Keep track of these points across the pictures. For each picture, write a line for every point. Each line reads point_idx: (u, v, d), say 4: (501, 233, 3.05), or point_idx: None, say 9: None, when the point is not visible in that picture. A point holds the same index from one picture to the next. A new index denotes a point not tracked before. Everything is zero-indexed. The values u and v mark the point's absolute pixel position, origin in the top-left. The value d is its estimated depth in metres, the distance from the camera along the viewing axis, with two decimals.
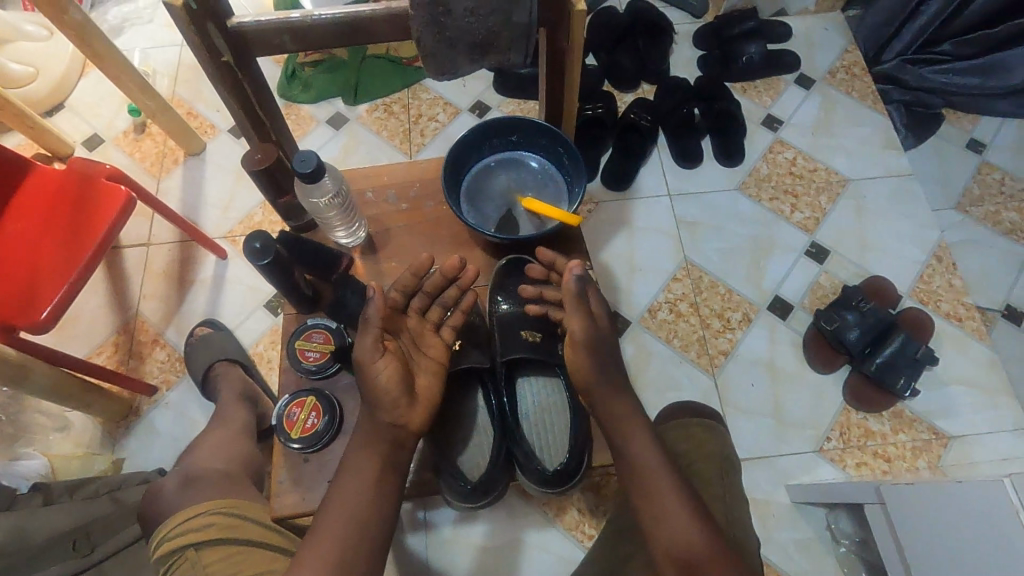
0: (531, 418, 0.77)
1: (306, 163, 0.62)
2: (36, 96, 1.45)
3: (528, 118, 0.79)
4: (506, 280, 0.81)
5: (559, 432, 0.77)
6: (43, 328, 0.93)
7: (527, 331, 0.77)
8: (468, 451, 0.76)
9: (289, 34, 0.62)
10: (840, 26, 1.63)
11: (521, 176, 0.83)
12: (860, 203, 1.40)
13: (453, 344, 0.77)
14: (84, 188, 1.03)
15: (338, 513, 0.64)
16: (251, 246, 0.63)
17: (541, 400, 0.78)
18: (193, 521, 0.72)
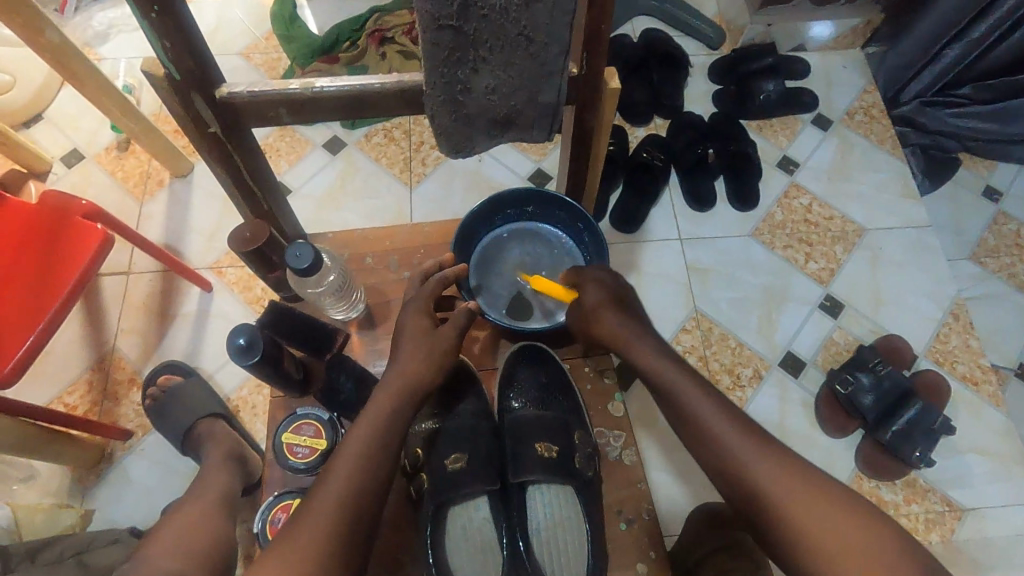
0: (541, 536, 0.68)
1: (301, 257, 0.56)
2: (11, 108, 1.36)
3: (546, 193, 0.80)
4: (514, 374, 0.80)
5: (572, 557, 0.68)
6: (6, 383, 0.86)
7: (540, 444, 0.71)
8: (468, 570, 0.66)
9: (286, 105, 0.55)
10: (859, 64, 1.58)
11: (536, 251, 0.84)
12: (876, 255, 1.35)
13: (454, 459, 0.70)
14: (57, 226, 0.95)
15: (297, 547, 0.55)
16: (234, 346, 0.57)
17: (554, 514, 0.69)
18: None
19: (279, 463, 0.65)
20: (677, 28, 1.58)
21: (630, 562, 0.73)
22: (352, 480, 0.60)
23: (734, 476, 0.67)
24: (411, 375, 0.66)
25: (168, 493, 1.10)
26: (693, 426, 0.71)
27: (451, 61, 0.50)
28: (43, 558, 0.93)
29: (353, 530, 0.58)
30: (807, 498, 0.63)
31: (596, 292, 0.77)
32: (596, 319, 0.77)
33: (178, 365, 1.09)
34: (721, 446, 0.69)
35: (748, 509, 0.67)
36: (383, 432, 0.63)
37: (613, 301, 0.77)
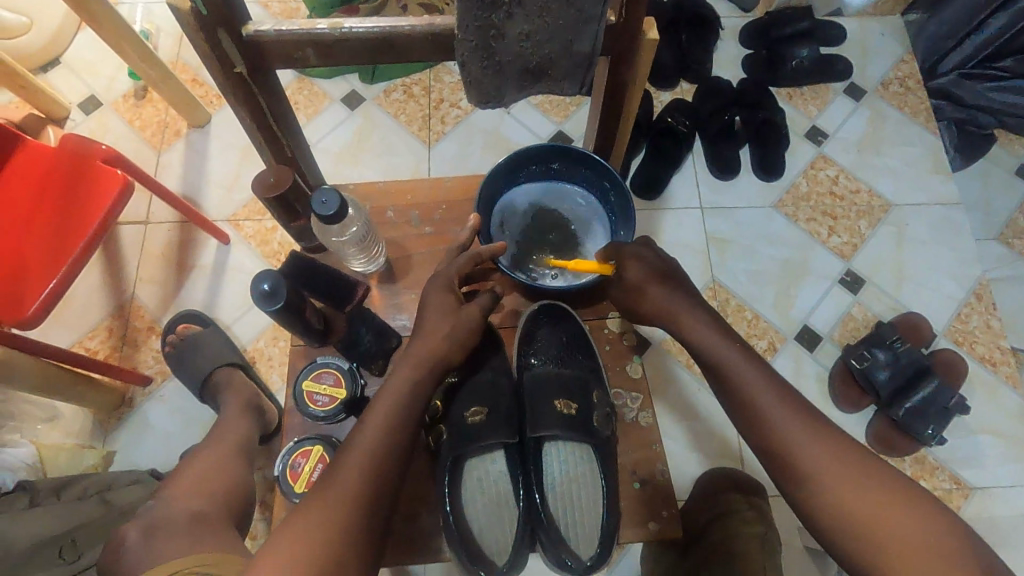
0: (556, 490, 0.70)
1: (327, 204, 0.55)
2: (28, 51, 1.34)
3: (574, 151, 0.79)
4: (534, 333, 0.79)
5: (588, 514, 0.69)
6: (30, 325, 0.87)
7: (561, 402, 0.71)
8: (486, 522, 0.68)
9: (313, 47, 0.53)
10: (898, 32, 1.51)
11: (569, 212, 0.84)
12: (900, 231, 1.33)
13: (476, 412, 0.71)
14: (77, 171, 0.95)
15: (318, 510, 0.56)
16: (260, 291, 0.56)
17: (569, 470, 0.70)
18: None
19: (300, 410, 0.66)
20: None
21: (643, 521, 0.74)
22: (373, 451, 0.60)
23: (774, 447, 0.67)
24: (434, 350, 0.66)
25: (186, 438, 1.13)
26: (739, 396, 0.71)
27: (484, 5, 0.48)
28: (68, 494, 0.96)
29: (372, 499, 0.58)
30: (851, 479, 0.62)
31: (645, 266, 0.77)
32: (641, 291, 0.77)
33: (197, 316, 1.11)
34: (763, 418, 0.68)
35: (789, 485, 0.66)
36: (405, 408, 0.63)
37: (654, 272, 0.77)
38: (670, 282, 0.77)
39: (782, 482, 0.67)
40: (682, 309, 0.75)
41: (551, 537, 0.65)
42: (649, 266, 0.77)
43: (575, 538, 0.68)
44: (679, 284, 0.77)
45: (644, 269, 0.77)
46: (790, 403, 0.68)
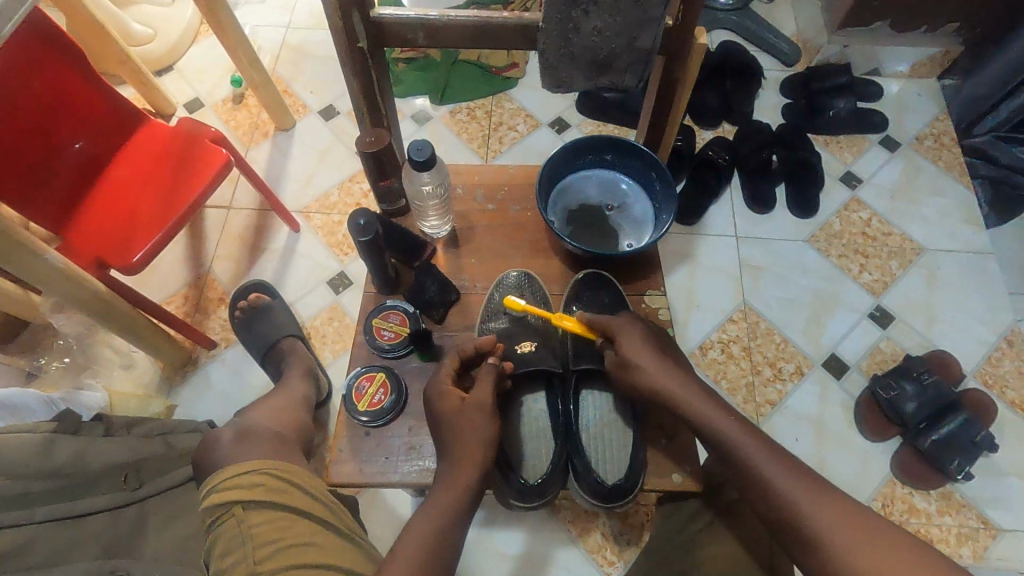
0: (591, 433, 0.77)
1: (421, 152, 0.68)
2: (150, 56, 1.55)
3: (627, 140, 0.85)
4: (581, 290, 0.82)
5: (620, 448, 0.76)
6: (133, 270, 1.00)
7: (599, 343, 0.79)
8: (526, 452, 0.76)
9: (423, 30, 0.66)
10: (934, 93, 1.60)
11: (631, 207, 0.88)
12: (932, 274, 1.37)
13: (525, 345, 0.77)
14: (189, 147, 1.10)
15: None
16: (355, 222, 0.70)
17: (602, 414, 0.78)
18: (245, 478, 0.71)
19: (369, 340, 0.78)
20: (755, 44, 1.65)
21: (667, 472, 0.78)
22: (440, 509, 0.64)
23: (790, 525, 0.64)
24: (467, 437, 0.68)
25: (241, 399, 1.23)
26: (754, 483, 0.67)
27: (567, 1, 0.59)
28: (137, 430, 1.06)
29: (448, 549, 0.62)
30: (874, 557, 0.58)
31: (633, 339, 0.75)
32: (631, 366, 0.74)
33: (264, 286, 1.20)
34: (780, 498, 0.65)
35: (812, 565, 0.62)
36: (460, 480, 0.66)
37: (635, 335, 0.75)
38: (663, 367, 0.74)
39: (803, 560, 0.63)
40: (659, 367, 0.74)
41: (587, 469, 0.72)
42: (631, 330, 0.76)
43: (606, 470, 0.75)
44: (655, 335, 0.78)
45: (633, 338, 0.75)
46: (804, 481, 0.65)
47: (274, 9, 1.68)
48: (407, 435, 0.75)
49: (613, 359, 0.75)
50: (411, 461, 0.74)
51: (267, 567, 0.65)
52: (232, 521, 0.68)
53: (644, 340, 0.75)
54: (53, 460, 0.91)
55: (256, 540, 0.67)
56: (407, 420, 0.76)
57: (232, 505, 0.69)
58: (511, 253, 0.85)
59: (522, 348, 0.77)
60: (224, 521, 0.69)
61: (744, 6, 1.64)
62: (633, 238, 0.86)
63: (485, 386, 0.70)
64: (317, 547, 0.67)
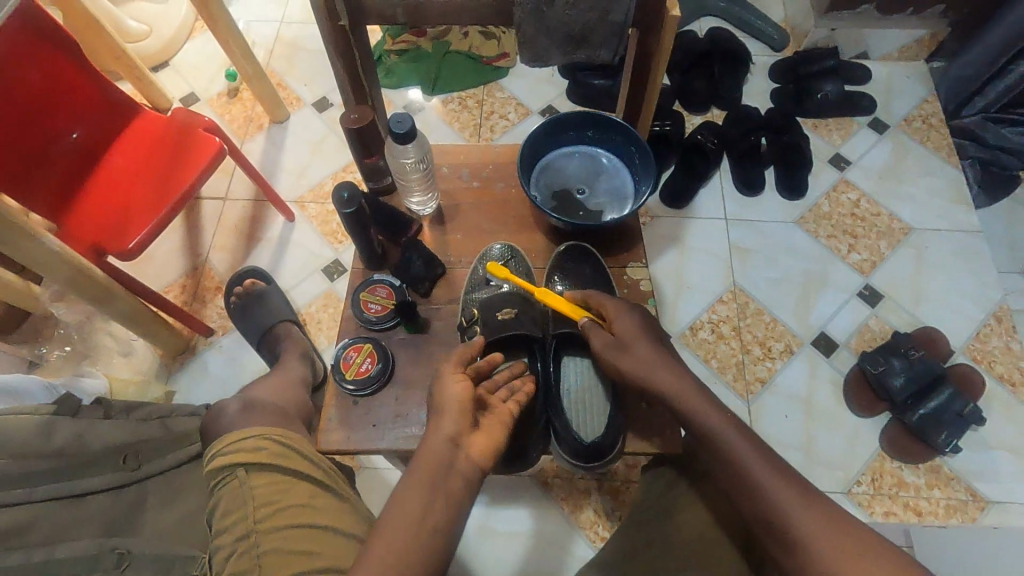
0: (571, 398, 0.79)
1: (401, 123, 0.71)
2: (145, 52, 1.58)
3: (606, 115, 0.86)
4: (565, 262, 0.84)
5: (598, 412, 0.78)
6: (129, 256, 1.02)
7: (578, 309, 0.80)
8: None
9: (403, 7, 0.68)
10: (922, 76, 1.61)
11: (614, 182, 0.89)
12: (920, 254, 1.38)
13: (506, 311, 0.77)
14: (183, 136, 1.12)
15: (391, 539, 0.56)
16: (338, 193, 0.72)
17: (582, 381, 0.80)
18: (245, 442, 0.73)
19: (356, 314, 0.80)
20: (743, 30, 1.66)
21: (648, 438, 0.80)
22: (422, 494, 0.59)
23: (764, 513, 0.63)
24: (458, 402, 0.65)
25: (239, 385, 1.25)
26: (736, 481, 0.65)
27: None
28: (136, 415, 1.09)
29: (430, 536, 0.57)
30: (853, 561, 0.58)
31: (628, 317, 0.75)
32: (624, 347, 0.73)
33: (259, 273, 1.22)
34: (755, 487, 0.64)
35: (778, 549, 0.63)
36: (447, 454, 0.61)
37: (628, 316, 0.75)
38: (660, 356, 0.73)
39: (782, 557, 0.63)
40: (657, 356, 0.72)
41: (568, 428, 0.73)
42: (622, 312, 0.76)
43: (585, 433, 0.77)
44: (648, 322, 0.77)
45: (626, 322, 0.74)
46: (789, 483, 0.64)
47: (267, 5, 1.70)
48: (394, 404, 0.77)
49: (610, 339, 0.74)
50: (397, 428, 0.76)
51: (263, 529, 0.68)
52: (233, 484, 0.71)
53: (637, 325, 0.74)
54: (54, 442, 0.94)
55: (256, 502, 0.70)
56: (394, 390, 0.78)
57: (234, 469, 0.71)
58: (496, 229, 0.86)
59: (504, 313, 0.77)
60: (225, 484, 0.71)
61: None
62: (616, 213, 0.88)
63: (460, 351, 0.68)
64: (314, 510, 0.71)
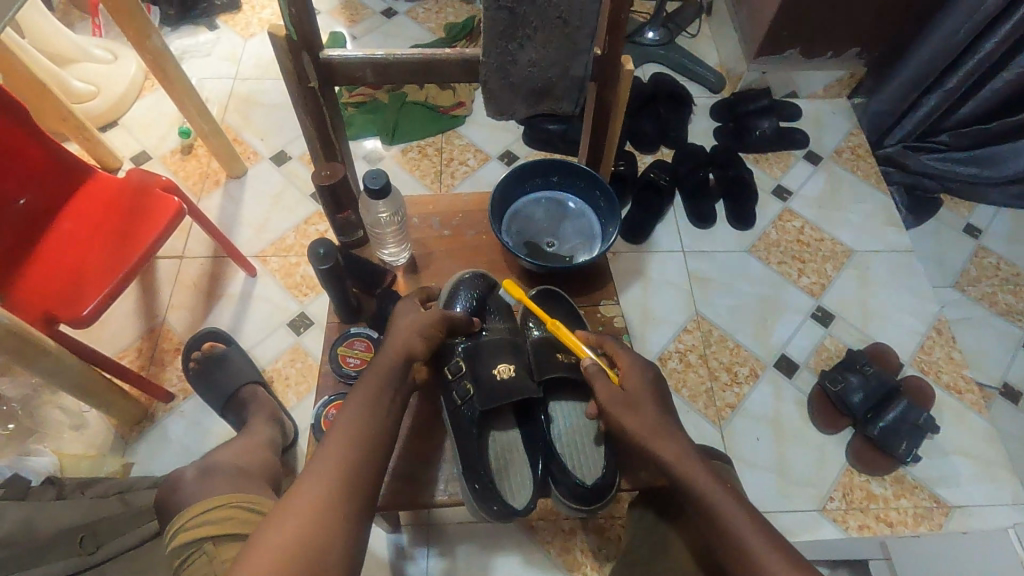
0: (563, 441, 0.80)
1: (376, 179, 0.72)
2: (92, 112, 1.54)
3: (570, 162, 0.90)
4: (539, 304, 0.86)
5: (592, 453, 0.79)
6: (83, 323, 0.98)
7: (561, 352, 0.80)
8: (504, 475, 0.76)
9: (371, 67, 0.71)
10: (846, 111, 1.75)
11: (582, 224, 0.93)
12: (863, 274, 1.47)
13: (504, 370, 0.76)
14: (140, 196, 1.10)
15: (312, 488, 0.59)
16: (315, 251, 0.73)
17: (572, 423, 0.82)
18: (209, 514, 0.71)
19: (334, 370, 0.79)
20: (683, 74, 1.78)
21: None
22: (349, 435, 0.64)
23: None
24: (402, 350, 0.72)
25: (203, 451, 1.19)
26: (731, 547, 0.63)
27: (505, 36, 0.65)
28: (92, 491, 1.01)
29: (353, 475, 0.61)
30: None
31: (638, 372, 0.75)
32: (632, 406, 0.72)
33: (218, 335, 1.17)
34: (746, 555, 0.62)
35: None
36: (377, 404, 0.67)
37: (640, 372, 0.75)
38: (662, 422, 0.72)
39: None
40: (660, 421, 0.71)
41: (565, 474, 0.74)
42: (636, 368, 0.76)
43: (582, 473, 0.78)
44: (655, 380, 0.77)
45: (637, 380, 0.75)
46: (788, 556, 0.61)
47: (219, 62, 1.71)
48: None
49: (618, 394, 0.73)
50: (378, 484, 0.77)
51: None
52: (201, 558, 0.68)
53: (647, 383, 0.75)
54: (1, 526, 0.86)
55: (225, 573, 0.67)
56: None
57: (200, 542, 0.69)
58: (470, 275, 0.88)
59: (500, 373, 0.76)
60: (193, 560, 0.69)
61: (670, 41, 1.78)
62: (586, 253, 0.91)
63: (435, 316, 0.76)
64: None
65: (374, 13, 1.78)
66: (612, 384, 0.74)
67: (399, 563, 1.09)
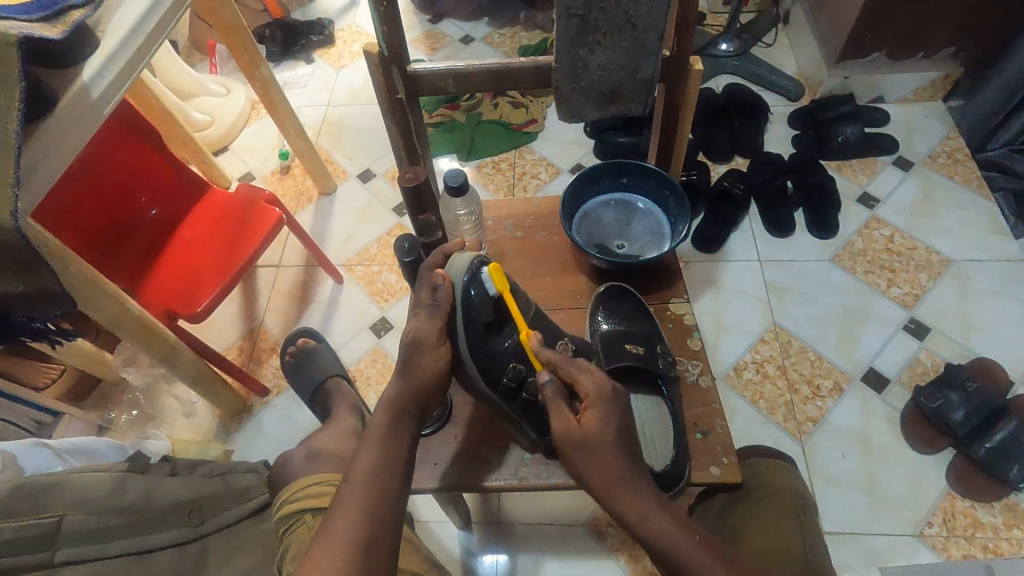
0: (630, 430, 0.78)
1: (455, 178, 0.78)
2: (208, 139, 1.74)
3: (639, 162, 0.92)
4: (608, 301, 0.86)
5: (663, 443, 0.77)
6: (198, 318, 1.10)
7: (629, 343, 0.80)
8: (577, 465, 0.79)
9: (452, 78, 0.78)
10: (941, 115, 1.65)
11: (651, 223, 0.94)
12: (963, 284, 1.37)
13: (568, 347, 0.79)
14: (246, 208, 1.23)
15: (340, 537, 0.61)
16: (402, 245, 0.79)
17: (639, 414, 0.79)
18: (310, 489, 0.80)
19: None
20: (759, 84, 1.75)
21: (705, 464, 0.75)
22: (380, 460, 0.67)
23: None
24: (428, 371, 0.71)
25: (293, 441, 1.29)
26: None
27: (576, 42, 0.69)
28: (199, 471, 1.06)
29: (386, 499, 0.65)
30: None
31: (601, 411, 0.67)
32: (591, 447, 0.66)
33: (310, 333, 1.28)
34: None
35: None
36: (400, 427, 0.70)
37: (601, 404, 0.67)
38: (624, 469, 0.66)
39: None
40: (623, 469, 0.65)
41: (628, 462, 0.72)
42: (600, 398, 0.68)
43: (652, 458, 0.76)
44: (621, 407, 0.69)
45: (599, 417, 0.67)
46: None
47: (315, 91, 1.88)
48: (452, 442, 0.83)
49: (576, 433, 0.67)
50: (453, 465, 0.81)
51: None
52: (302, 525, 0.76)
53: (610, 418, 0.67)
54: (125, 498, 0.90)
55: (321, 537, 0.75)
56: (452, 429, 0.84)
57: (302, 512, 0.78)
58: (542, 274, 0.91)
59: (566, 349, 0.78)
60: (294, 527, 0.77)
61: (744, 51, 1.76)
62: (655, 251, 0.92)
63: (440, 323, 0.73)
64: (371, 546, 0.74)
65: (454, 40, 1.90)
66: (570, 417, 0.68)
67: (469, 559, 1.12)
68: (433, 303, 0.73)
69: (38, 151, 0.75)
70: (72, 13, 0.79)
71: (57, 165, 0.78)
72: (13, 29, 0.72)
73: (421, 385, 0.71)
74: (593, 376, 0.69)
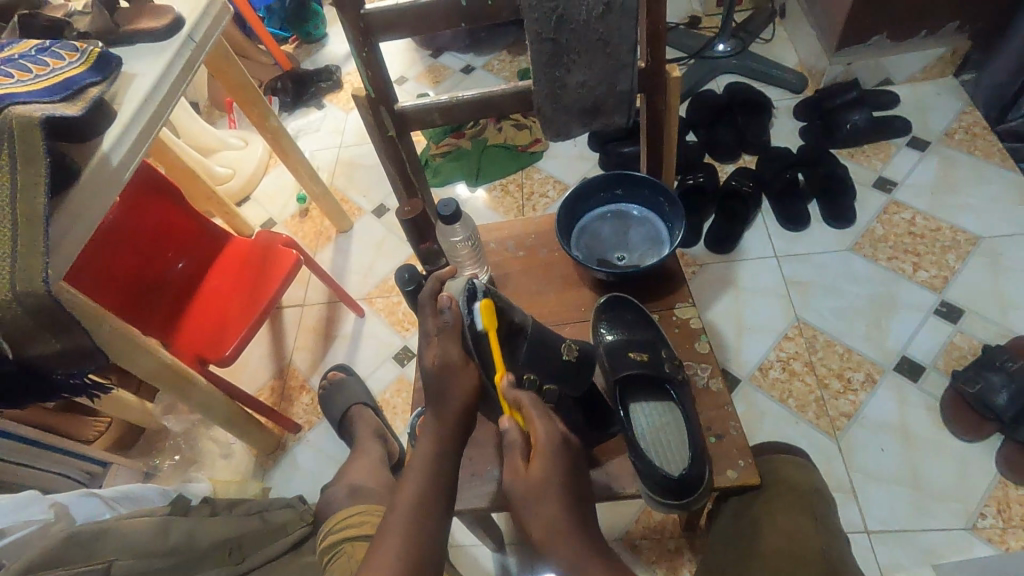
0: (646, 439, 0.77)
1: (447, 207, 0.81)
2: (230, 191, 1.83)
3: (630, 171, 0.93)
4: (612, 313, 0.86)
5: (679, 449, 0.76)
6: (228, 362, 1.15)
7: (632, 351, 0.80)
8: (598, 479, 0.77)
9: (438, 112, 0.81)
10: (953, 91, 1.61)
11: (648, 231, 0.95)
12: (995, 261, 1.31)
13: (572, 351, 0.77)
14: (266, 252, 1.28)
15: (388, 562, 0.62)
16: (401, 276, 0.85)
17: (654, 421, 0.79)
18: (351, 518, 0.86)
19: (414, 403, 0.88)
20: (760, 80, 1.74)
21: (721, 469, 0.74)
22: (424, 483, 0.68)
23: None
24: (458, 394, 0.72)
25: (327, 476, 1.32)
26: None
27: (551, 64, 0.71)
28: (237, 510, 1.09)
29: (429, 519, 0.66)
30: None
31: (549, 461, 0.65)
32: (534, 495, 0.63)
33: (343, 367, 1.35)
34: None
35: None
36: (441, 449, 0.71)
37: (551, 452, 0.66)
38: (569, 517, 0.63)
39: None
40: (566, 524, 0.62)
41: (649, 465, 0.71)
42: (549, 446, 0.66)
43: (672, 466, 0.75)
44: (570, 456, 0.68)
45: (547, 467, 0.65)
46: None
47: (328, 134, 1.96)
48: (469, 464, 0.84)
49: (522, 479, 0.64)
50: (475, 485, 0.82)
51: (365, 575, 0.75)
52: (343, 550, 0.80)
53: (560, 465, 0.65)
54: (170, 538, 0.92)
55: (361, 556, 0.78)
56: (469, 450, 0.85)
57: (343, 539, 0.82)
58: (546, 290, 0.93)
59: (569, 352, 0.77)
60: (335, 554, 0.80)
61: (741, 50, 1.76)
62: (655, 257, 0.93)
63: (455, 348, 0.72)
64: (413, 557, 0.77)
65: (455, 72, 1.96)
66: (519, 465, 0.66)
67: None
68: (441, 326, 0.74)
69: (64, 222, 0.81)
70: (90, 90, 0.87)
71: (82, 232, 0.84)
72: (35, 111, 0.78)
73: (459, 405, 0.72)
74: (542, 417, 0.68)
